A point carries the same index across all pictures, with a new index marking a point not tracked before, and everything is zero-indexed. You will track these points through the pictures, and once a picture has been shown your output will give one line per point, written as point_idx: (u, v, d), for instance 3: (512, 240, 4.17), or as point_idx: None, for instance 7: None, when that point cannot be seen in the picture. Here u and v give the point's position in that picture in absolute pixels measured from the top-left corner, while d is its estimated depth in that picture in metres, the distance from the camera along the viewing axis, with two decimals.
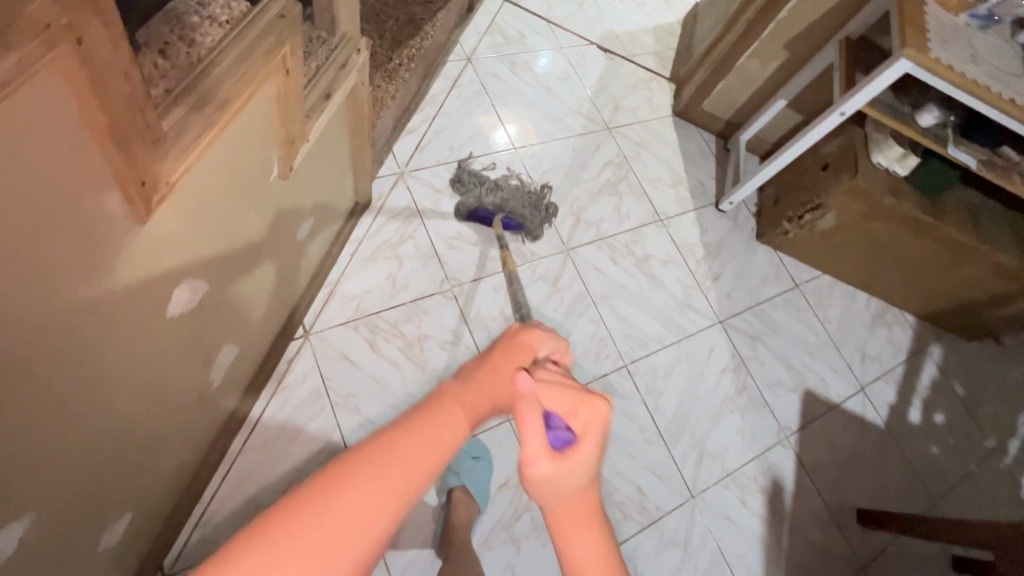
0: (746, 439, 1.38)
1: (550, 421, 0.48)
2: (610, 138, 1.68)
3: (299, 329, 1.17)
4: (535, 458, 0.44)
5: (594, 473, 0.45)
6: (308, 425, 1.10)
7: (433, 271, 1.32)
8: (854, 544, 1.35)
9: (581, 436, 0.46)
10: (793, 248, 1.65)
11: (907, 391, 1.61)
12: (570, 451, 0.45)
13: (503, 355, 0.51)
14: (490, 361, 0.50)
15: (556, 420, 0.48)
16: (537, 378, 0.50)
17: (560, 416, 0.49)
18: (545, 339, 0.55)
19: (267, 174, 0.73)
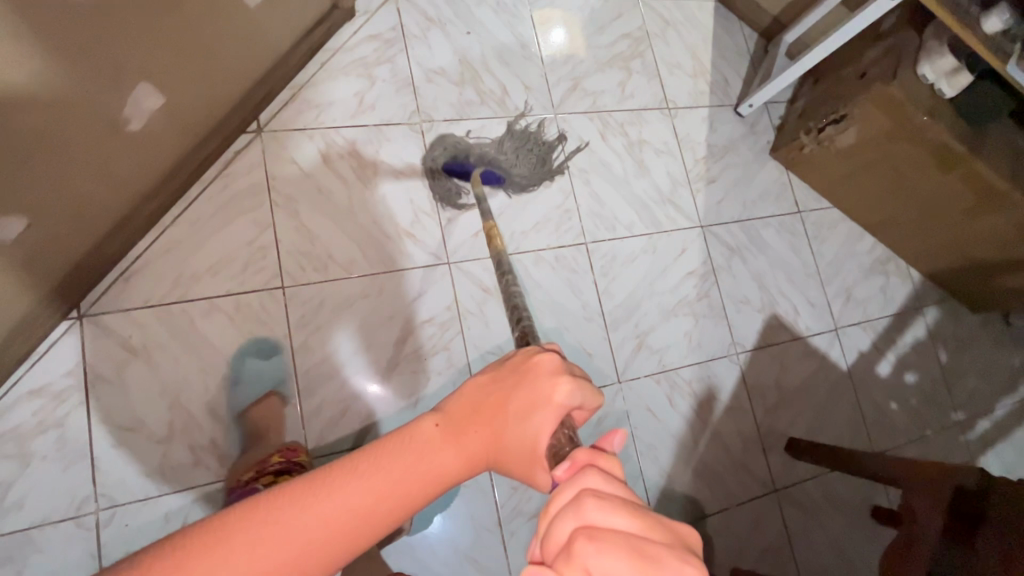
0: (691, 344, 1.33)
1: None
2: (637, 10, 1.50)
3: (252, 123, 1.13)
4: None
5: None
6: (243, 215, 1.10)
7: (405, 100, 1.25)
8: (775, 467, 1.33)
9: None
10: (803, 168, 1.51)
11: (884, 344, 1.51)
12: None
13: (516, 387, 0.57)
14: (500, 393, 0.57)
15: None
16: (577, 513, 0.44)
17: None
18: (568, 389, 0.56)
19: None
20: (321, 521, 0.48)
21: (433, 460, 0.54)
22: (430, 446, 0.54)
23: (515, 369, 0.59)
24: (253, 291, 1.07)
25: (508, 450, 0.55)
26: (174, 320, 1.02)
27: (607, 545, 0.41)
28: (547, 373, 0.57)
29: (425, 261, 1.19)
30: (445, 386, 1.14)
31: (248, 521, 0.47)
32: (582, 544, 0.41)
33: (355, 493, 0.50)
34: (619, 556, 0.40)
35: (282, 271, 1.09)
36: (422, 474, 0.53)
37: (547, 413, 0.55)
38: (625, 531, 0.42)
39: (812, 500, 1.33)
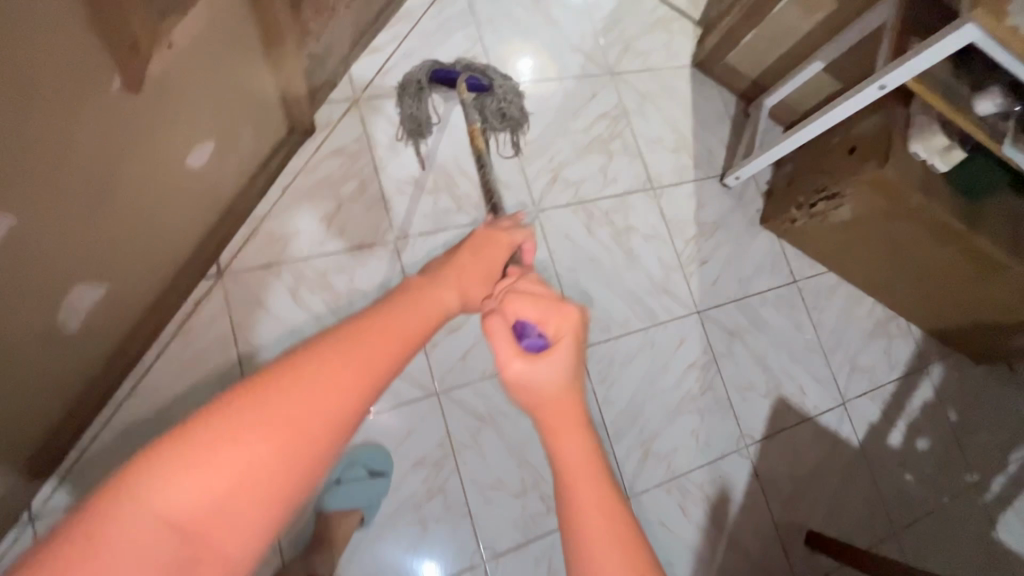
0: (699, 443, 1.26)
1: (523, 328, 0.58)
2: (613, 88, 1.45)
3: (212, 268, 1.04)
4: (508, 361, 0.54)
5: (573, 376, 0.53)
6: (208, 374, 1.00)
7: (377, 218, 1.17)
8: (797, 565, 1.27)
9: (556, 342, 0.55)
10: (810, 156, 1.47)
11: (893, 411, 1.47)
12: (545, 353, 0.54)
13: (476, 247, 0.64)
14: (462, 254, 0.63)
15: (529, 327, 0.57)
16: (507, 295, 0.59)
17: (532, 323, 0.58)
18: (513, 241, 0.68)
19: (98, 72, 0.58)
20: (313, 390, 0.41)
21: (412, 309, 0.51)
22: (417, 303, 0.52)
23: (472, 237, 0.65)
24: None
25: (475, 284, 0.60)
26: None
27: (529, 300, 0.58)
28: (495, 231, 0.67)
29: (412, 395, 1.10)
30: (444, 531, 1.06)
31: (225, 421, 0.37)
32: (511, 303, 0.59)
33: (350, 352, 0.43)
34: (529, 307, 0.58)
35: None
36: (412, 323, 0.49)
37: (496, 248, 0.66)
38: (544, 295, 0.59)
39: None
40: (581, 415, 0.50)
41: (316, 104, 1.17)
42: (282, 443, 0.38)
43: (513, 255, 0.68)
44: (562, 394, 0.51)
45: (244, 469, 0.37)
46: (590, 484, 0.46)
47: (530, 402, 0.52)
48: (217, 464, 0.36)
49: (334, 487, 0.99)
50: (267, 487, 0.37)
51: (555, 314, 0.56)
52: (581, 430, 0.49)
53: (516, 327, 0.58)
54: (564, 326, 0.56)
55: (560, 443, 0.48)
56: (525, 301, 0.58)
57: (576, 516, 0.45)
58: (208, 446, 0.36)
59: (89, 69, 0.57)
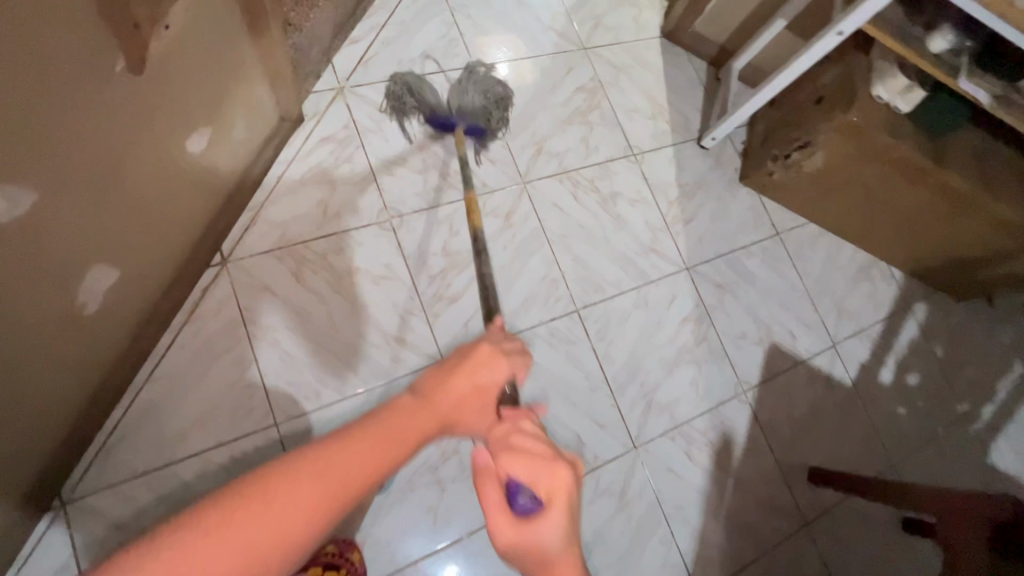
0: (699, 391, 1.31)
1: (513, 487, 0.53)
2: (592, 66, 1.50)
3: (215, 257, 1.08)
4: (496, 524, 0.54)
5: (564, 539, 0.53)
6: (222, 357, 1.04)
7: (371, 200, 1.21)
8: (802, 501, 1.31)
9: (547, 501, 0.52)
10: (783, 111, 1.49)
11: (881, 350, 1.53)
12: (537, 518, 0.52)
13: (466, 371, 0.63)
14: (452, 377, 0.62)
15: (520, 488, 0.53)
16: (497, 450, 0.56)
17: (524, 483, 0.53)
18: (507, 364, 0.65)
19: (101, 53, 0.61)
20: (292, 504, 0.46)
21: (390, 435, 0.55)
22: (401, 430, 0.55)
23: (462, 353, 0.65)
24: (246, 437, 1.01)
25: (459, 411, 0.61)
26: (166, 487, 0.95)
27: (522, 462, 0.54)
28: (488, 355, 0.65)
29: (419, 364, 1.14)
30: (461, 492, 1.10)
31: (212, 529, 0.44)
32: (505, 461, 0.54)
33: (324, 471, 0.49)
34: (511, 519, 0.53)
35: (273, 409, 1.03)
36: (388, 451, 0.54)
37: (489, 381, 0.64)
38: (535, 454, 0.55)
39: (844, 528, 1.32)
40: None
41: (303, 95, 1.21)
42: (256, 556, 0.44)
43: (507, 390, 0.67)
44: (554, 557, 0.53)
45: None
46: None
47: (526, 564, 0.54)
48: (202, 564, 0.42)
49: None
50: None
51: (552, 476, 0.53)
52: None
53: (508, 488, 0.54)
54: (558, 489, 0.53)
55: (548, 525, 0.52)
56: (519, 460, 0.54)
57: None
58: (198, 558, 0.42)
59: (93, 50, 0.60)
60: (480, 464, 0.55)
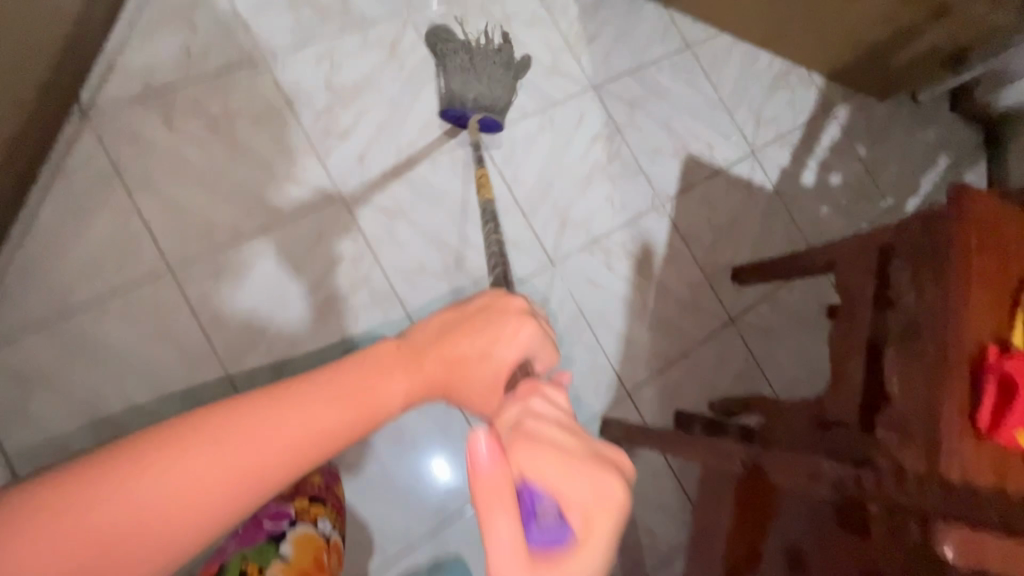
0: (615, 207, 1.30)
1: (533, 503, 0.41)
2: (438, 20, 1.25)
3: (74, 109, 1.02)
4: (502, 560, 0.39)
5: None
6: (99, 208, 1.00)
7: (238, 38, 1.13)
8: (726, 299, 1.34)
9: (568, 525, 0.40)
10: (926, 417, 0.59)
11: (803, 154, 1.52)
12: (548, 544, 0.40)
13: (476, 326, 0.56)
14: (453, 331, 0.56)
15: (540, 501, 0.41)
16: (528, 429, 0.45)
17: (543, 491, 0.42)
18: (531, 330, 0.56)
19: None
20: (234, 466, 0.42)
21: (298, 428, 0.45)
22: (367, 378, 0.50)
23: (481, 310, 0.57)
24: (140, 284, 0.99)
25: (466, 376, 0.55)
26: (64, 336, 0.95)
27: (556, 458, 0.43)
28: (515, 319, 0.56)
29: (315, 201, 1.11)
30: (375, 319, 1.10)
31: (140, 460, 0.40)
32: (525, 459, 0.43)
33: (291, 407, 0.45)
34: (522, 462, 0.43)
35: (163, 255, 1.01)
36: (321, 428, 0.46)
37: (496, 330, 0.55)
38: (563, 453, 0.43)
39: (770, 321, 1.36)
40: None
41: None
42: (214, 479, 0.41)
43: (523, 366, 0.56)
44: None
45: (170, 506, 0.40)
46: None
47: None
48: (134, 489, 0.40)
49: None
50: (194, 513, 0.41)
51: (569, 475, 0.42)
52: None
53: (523, 490, 0.42)
54: (591, 507, 0.41)
55: None
56: (542, 456, 0.43)
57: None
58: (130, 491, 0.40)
59: None
60: (484, 466, 0.40)
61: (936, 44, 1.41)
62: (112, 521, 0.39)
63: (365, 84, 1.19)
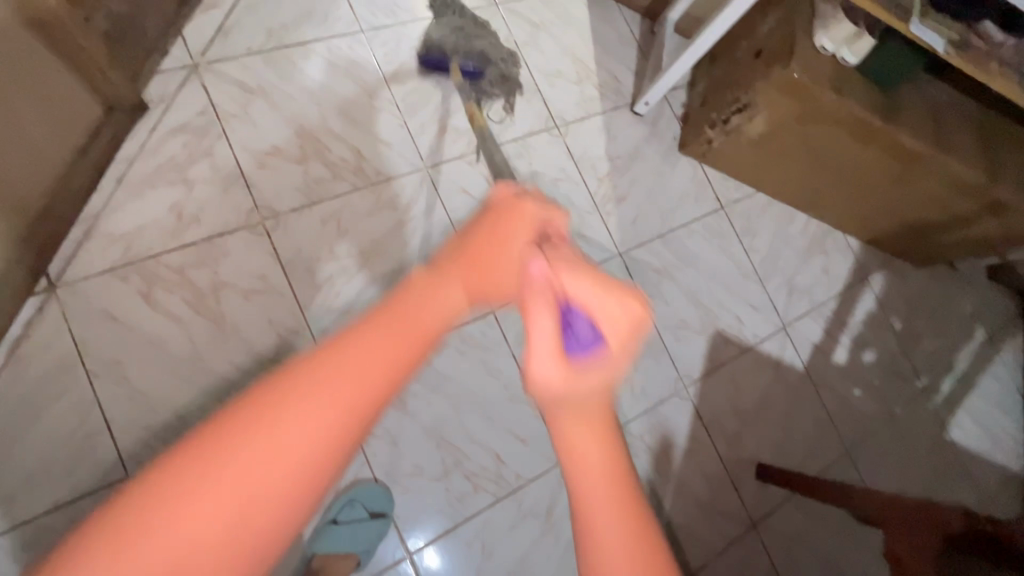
0: (635, 392, 1.19)
1: (574, 315, 0.48)
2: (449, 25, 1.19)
3: (40, 282, 0.90)
4: (542, 359, 0.46)
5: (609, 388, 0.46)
6: (54, 402, 0.87)
7: (237, 199, 1.02)
8: (749, 500, 1.22)
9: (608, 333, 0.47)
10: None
11: (836, 328, 1.41)
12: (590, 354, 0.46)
13: (492, 224, 0.54)
14: (473, 239, 0.53)
15: (581, 316, 0.48)
16: (551, 259, 0.51)
17: (584, 310, 0.48)
18: (542, 211, 0.57)
19: None
20: (197, 517, 0.31)
21: (271, 451, 0.33)
22: (388, 323, 0.40)
23: (497, 215, 0.56)
24: (89, 495, 0.86)
25: (500, 275, 0.52)
26: None
27: (580, 272, 0.49)
28: (513, 202, 0.57)
29: None
30: None
31: (167, 505, 0.31)
32: (568, 277, 0.49)
33: (314, 396, 0.35)
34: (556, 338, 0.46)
35: (120, 457, 0.88)
36: (301, 441, 0.34)
37: (523, 225, 0.55)
38: (603, 277, 0.49)
39: (794, 525, 1.23)
40: (609, 429, 0.44)
41: (143, 76, 1.01)
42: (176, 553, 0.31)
43: (548, 235, 0.56)
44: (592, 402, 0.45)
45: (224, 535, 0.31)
46: (611, 506, 0.41)
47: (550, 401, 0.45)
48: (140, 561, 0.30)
49: (329, 527, 0.93)
50: None
51: (621, 301, 0.48)
52: (603, 437, 0.43)
53: (565, 308, 0.48)
54: (622, 322, 0.47)
55: (585, 441, 0.43)
56: (578, 278, 0.49)
57: (584, 503, 0.41)
58: None
59: None
60: (537, 280, 0.50)
61: (985, 233, 1.33)
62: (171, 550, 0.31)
63: (374, 251, 1.08)
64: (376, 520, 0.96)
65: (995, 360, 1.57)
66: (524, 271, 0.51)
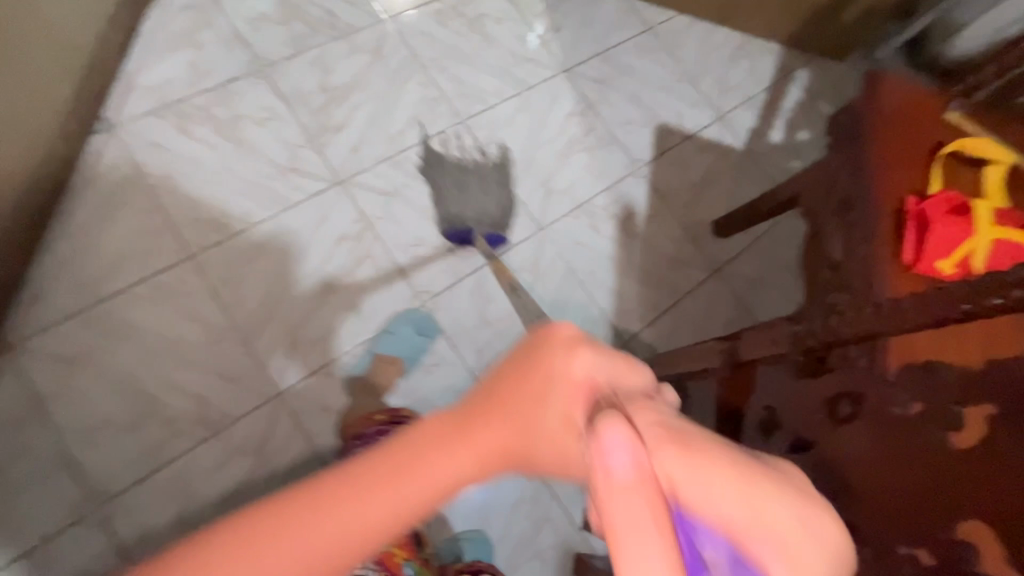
0: (594, 174, 1.40)
1: (694, 537, 0.33)
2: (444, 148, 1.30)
3: (99, 124, 1.14)
4: None
5: None
6: (125, 208, 1.11)
7: (240, 54, 1.26)
8: (710, 251, 1.42)
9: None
10: (882, 478, 0.51)
11: (768, 115, 1.61)
12: None
13: (527, 373, 0.42)
14: (503, 390, 0.42)
15: (704, 539, 0.33)
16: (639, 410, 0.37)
17: (709, 530, 0.33)
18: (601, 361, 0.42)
19: None
20: None
21: (305, 557, 0.36)
22: (405, 467, 0.39)
23: (536, 347, 0.44)
24: (164, 272, 1.09)
25: (539, 446, 0.41)
26: (98, 321, 1.04)
27: (694, 454, 0.33)
28: (567, 347, 0.43)
29: (316, 187, 1.22)
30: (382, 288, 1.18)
31: (247, 545, 0.36)
32: (664, 454, 0.33)
33: (303, 552, 0.37)
34: (654, 495, 0.31)
35: (183, 243, 1.11)
36: (323, 551, 0.37)
37: (567, 390, 0.41)
38: (737, 463, 0.33)
39: (754, 268, 1.43)
40: None
41: None
42: None
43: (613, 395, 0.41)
44: None
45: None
46: None
47: None
48: None
49: (383, 334, 1.15)
50: None
51: (772, 514, 0.33)
52: None
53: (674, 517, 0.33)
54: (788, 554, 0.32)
55: None
56: (692, 471, 0.33)
57: None
58: None
59: None
60: (625, 470, 0.32)
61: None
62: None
63: (356, 83, 1.31)
64: (422, 338, 1.17)
65: None
66: (599, 457, 0.33)
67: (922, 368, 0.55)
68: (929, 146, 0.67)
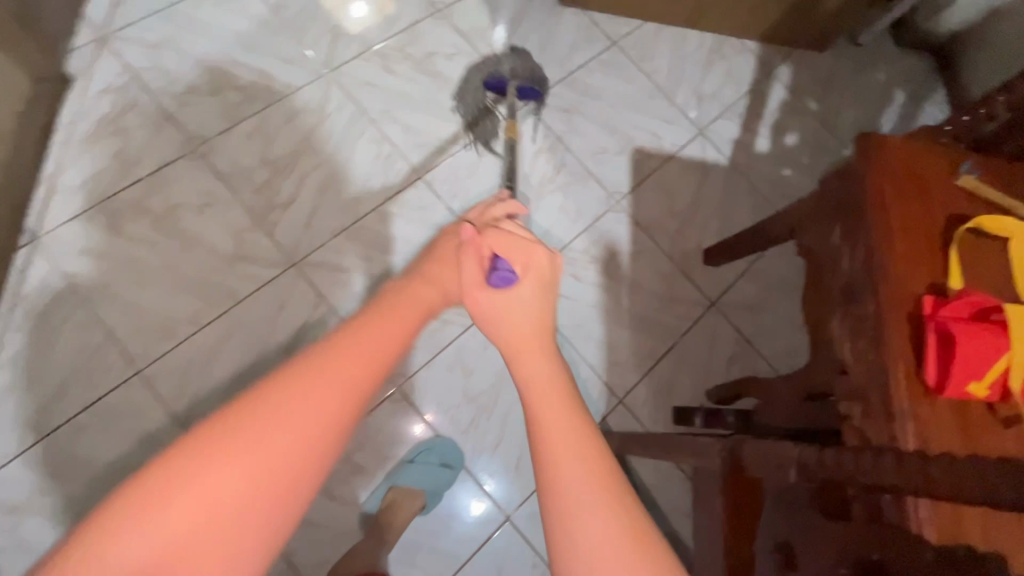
0: (570, 215, 1.30)
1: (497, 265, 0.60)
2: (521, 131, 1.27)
3: (24, 236, 1.05)
4: (473, 292, 0.58)
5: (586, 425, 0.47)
6: (62, 327, 1.02)
7: (171, 135, 1.16)
8: (703, 284, 1.31)
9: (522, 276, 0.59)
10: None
11: (752, 122, 1.50)
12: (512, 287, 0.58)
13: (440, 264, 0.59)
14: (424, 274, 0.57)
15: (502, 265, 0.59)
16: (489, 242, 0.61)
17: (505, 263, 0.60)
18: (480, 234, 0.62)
19: None
20: (235, 469, 0.38)
21: (293, 411, 0.41)
22: (358, 330, 0.47)
23: (446, 245, 0.62)
24: (111, 393, 1.01)
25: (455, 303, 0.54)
26: (46, 458, 0.96)
27: (505, 238, 0.62)
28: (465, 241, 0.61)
29: (269, 274, 1.12)
30: None
31: (243, 420, 0.40)
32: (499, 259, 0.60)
33: (294, 400, 0.41)
34: (478, 275, 0.59)
35: (129, 357, 1.03)
36: (306, 404, 0.41)
37: (455, 271, 0.59)
38: (520, 237, 0.62)
39: (752, 296, 1.32)
40: (612, 475, 0.44)
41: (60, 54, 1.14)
42: (228, 485, 0.38)
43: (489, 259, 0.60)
44: (572, 433, 0.45)
45: (241, 471, 0.38)
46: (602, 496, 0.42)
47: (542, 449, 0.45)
48: (198, 486, 0.37)
49: (407, 464, 1.06)
50: (229, 524, 0.37)
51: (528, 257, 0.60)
52: (612, 509, 0.42)
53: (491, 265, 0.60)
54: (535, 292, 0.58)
55: (562, 474, 0.43)
56: (498, 243, 0.61)
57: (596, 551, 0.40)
58: (149, 524, 0.36)
59: None
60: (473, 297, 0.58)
61: None
62: (134, 559, 0.35)
63: (301, 150, 1.21)
64: (449, 470, 1.08)
65: (923, 115, 1.60)
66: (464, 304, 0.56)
67: (952, 541, 0.48)
68: (945, 221, 0.57)
